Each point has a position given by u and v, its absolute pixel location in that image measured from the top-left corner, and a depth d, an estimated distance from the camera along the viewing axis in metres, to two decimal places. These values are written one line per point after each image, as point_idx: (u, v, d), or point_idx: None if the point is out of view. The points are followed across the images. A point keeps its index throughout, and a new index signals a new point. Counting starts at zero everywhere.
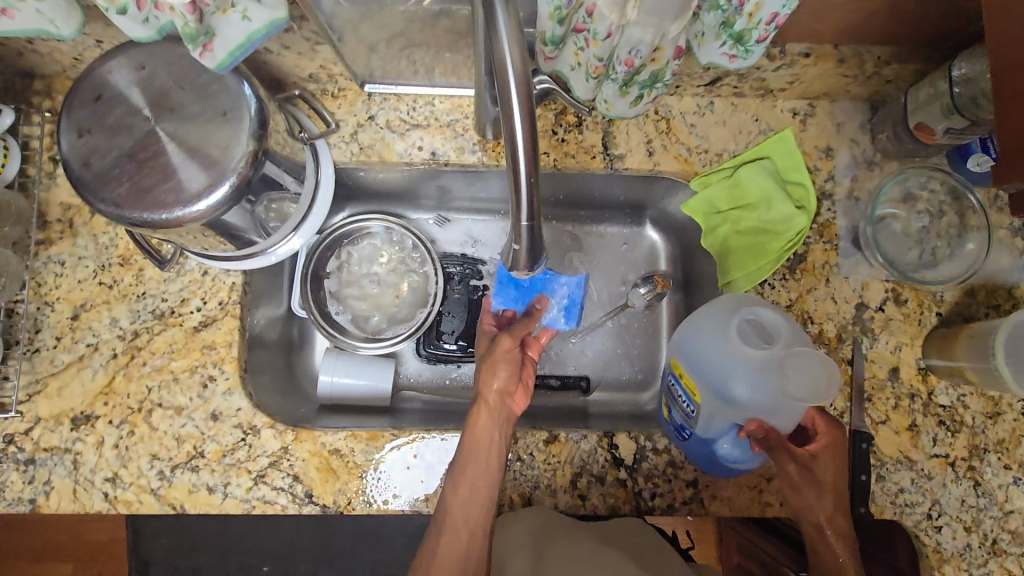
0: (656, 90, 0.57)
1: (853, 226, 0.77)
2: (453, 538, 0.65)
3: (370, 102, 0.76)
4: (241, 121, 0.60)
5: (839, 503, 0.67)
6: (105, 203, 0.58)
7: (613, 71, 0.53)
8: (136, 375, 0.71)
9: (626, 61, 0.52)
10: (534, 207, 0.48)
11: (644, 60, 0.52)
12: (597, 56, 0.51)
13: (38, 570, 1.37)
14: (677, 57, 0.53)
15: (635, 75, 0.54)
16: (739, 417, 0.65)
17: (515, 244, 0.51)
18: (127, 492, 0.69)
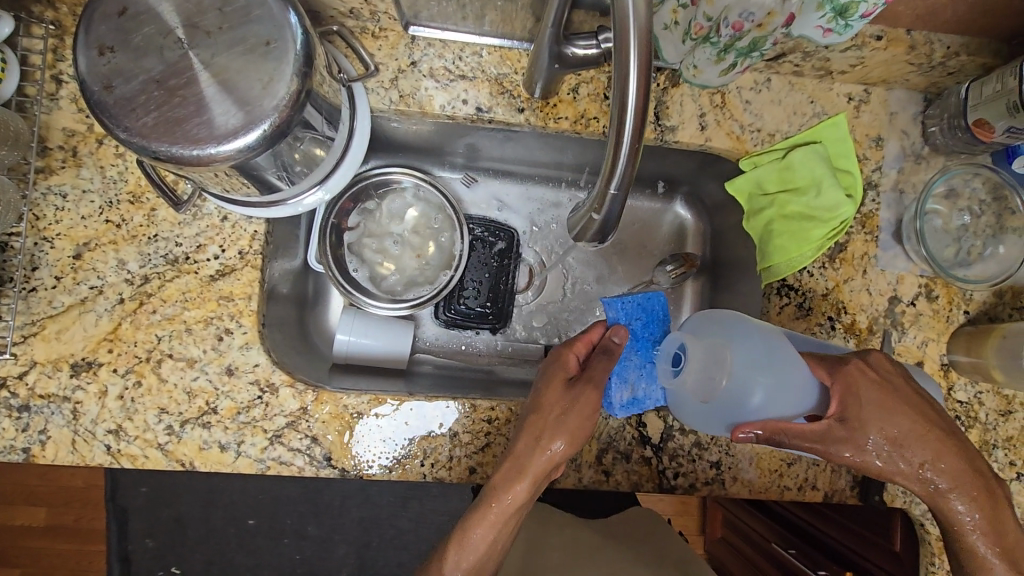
0: (750, 59, 0.58)
1: (895, 218, 0.75)
2: (508, 505, 0.61)
3: (412, 47, 0.71)
4: (287, 53, 0.54)
5: (932, 457, 0.56)
6: (129, 132, 0.52)
7: (717, 35, 0.55)
8: (144, 323, 0.66)
9: (735, 24, 0.53)
10: (627, 179, 0.44)
11: (751, 26, 0.53)
12: (708, 13, 0.54)
13: (4, 514, 1.31)
14: (785, 26, 0.53)
15: (737, 41, 0.55)
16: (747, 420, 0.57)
17: (595, 211, 0.48)
18: (132, 446, 0.65)
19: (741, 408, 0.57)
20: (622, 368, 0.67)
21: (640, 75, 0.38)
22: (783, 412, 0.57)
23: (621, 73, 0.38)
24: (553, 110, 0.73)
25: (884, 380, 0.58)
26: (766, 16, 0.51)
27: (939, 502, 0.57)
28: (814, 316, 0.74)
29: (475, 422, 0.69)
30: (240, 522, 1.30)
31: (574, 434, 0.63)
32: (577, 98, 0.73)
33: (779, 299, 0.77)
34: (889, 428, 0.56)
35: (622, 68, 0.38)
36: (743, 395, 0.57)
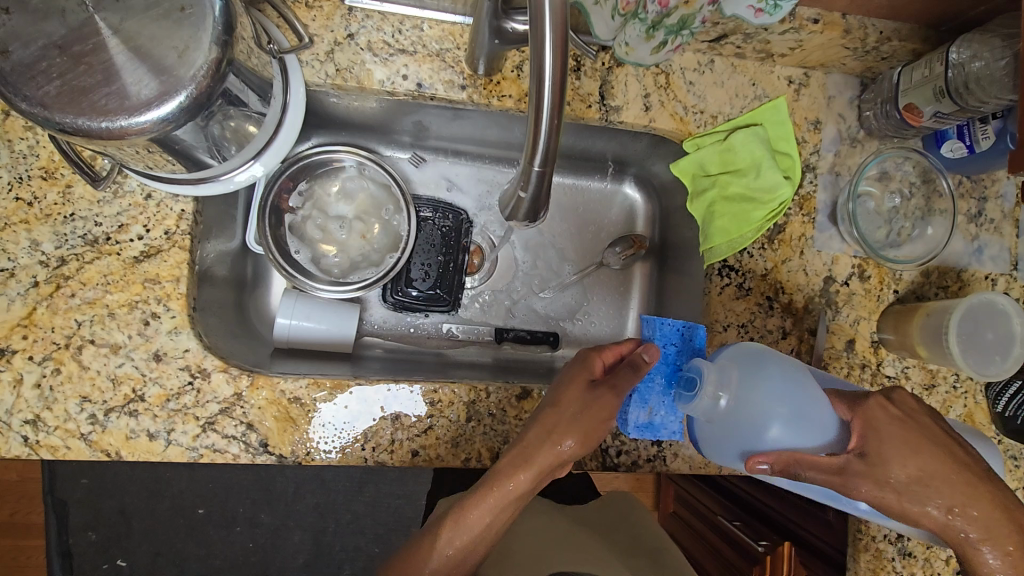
0: (681, 37, 0.59)
1: (831, 200, 0.77)
2: (504, 494, 0.61)
3: (349, 19, 0.69)
4: (204, 21, 0.51)
5: (958, 497, 0.54)
6: (29, 103, 0.48)
7: (645, 11, 0.55)
8: (63, 308, 0.62)
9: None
10: (552, 155, 0.43)
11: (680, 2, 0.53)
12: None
13: None
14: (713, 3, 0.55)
15: (666, 18, 0.55)
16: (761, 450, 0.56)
17: (521, 191, 0.46)
18: (52, 437, 0.61)
19: (758, 438, 0.56)
20: (647, 389, 0.65)
21: (558, 52, 0.38)
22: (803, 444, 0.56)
23: (540, 48, 0.38)
24: (497, 87, 0.71)
25: (907, 416, 0.57)
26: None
27: (966, 548, 0.54)
28: (753, 296, 0.75)
29: (418, 406, 0.68)
30: (190, 512, 1.27)
31: (586, 437, 0.62)
32: (522, 75, 0.72)
33: (720, 279, 0.76)
34: (912, 465, 0.54)
35: (541, 44, 0.38)
36: (757, 424, 0.56)
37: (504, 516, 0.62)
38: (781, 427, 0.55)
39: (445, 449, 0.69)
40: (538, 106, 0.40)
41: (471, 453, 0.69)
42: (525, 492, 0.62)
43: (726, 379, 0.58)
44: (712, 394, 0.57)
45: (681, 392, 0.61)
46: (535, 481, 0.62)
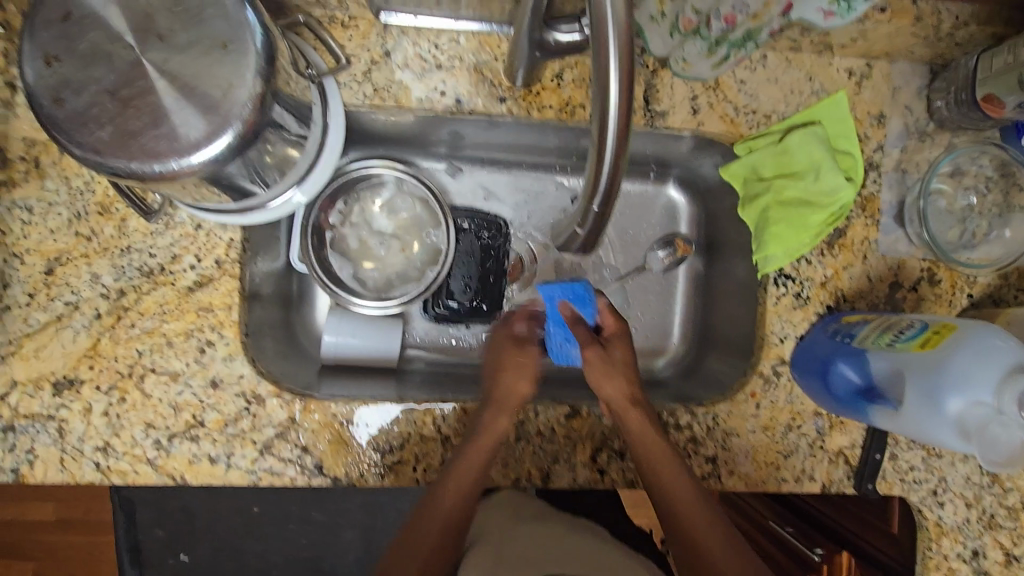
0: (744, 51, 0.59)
1: (898, 200, 0.72)
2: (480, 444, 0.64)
3: (386, 36, 0.67)
4: (246, 56, 0.50)
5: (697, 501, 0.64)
6: (83, 148, 0.48)
7: (706, 28, 0.56)
8: (124, 338, 0.65)
9: (726, 16, 0.54)
10: (611, 194, 0.41)
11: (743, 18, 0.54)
12: (696, 7, 0.56)
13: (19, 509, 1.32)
14: (782, 15, 0.54)
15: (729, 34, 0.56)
16: (927, 392, 0.55)
17: (578, 227, 0.45)
18: (121, 462, 0.64)
19: (942, 396, 0.54)
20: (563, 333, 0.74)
21: (623, 76, 0.36)
22: (928, 425, 0.56)
23: (602, 73, 0.36)
24: (537, 98, 0.70)
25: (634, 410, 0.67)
26: (762, 7, 0.52)
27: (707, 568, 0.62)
28: (812, 306, 0.72)
29: (466, 426, 0.68)
30: (246, 510, 1.30)
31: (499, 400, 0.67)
32: (562, 84, 0.70)
33: (776, 289, 0.72)
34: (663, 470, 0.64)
35: (603, 69, 0.36)
36: (963, 406, 0.53)
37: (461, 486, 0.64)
38: (945, 419, 0.54)
39: (495, 469, 0.68)
40: (601, 134, 0.38)
41: (521, 473, 0.69)
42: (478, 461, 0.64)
43: (986, 435, 0.52)
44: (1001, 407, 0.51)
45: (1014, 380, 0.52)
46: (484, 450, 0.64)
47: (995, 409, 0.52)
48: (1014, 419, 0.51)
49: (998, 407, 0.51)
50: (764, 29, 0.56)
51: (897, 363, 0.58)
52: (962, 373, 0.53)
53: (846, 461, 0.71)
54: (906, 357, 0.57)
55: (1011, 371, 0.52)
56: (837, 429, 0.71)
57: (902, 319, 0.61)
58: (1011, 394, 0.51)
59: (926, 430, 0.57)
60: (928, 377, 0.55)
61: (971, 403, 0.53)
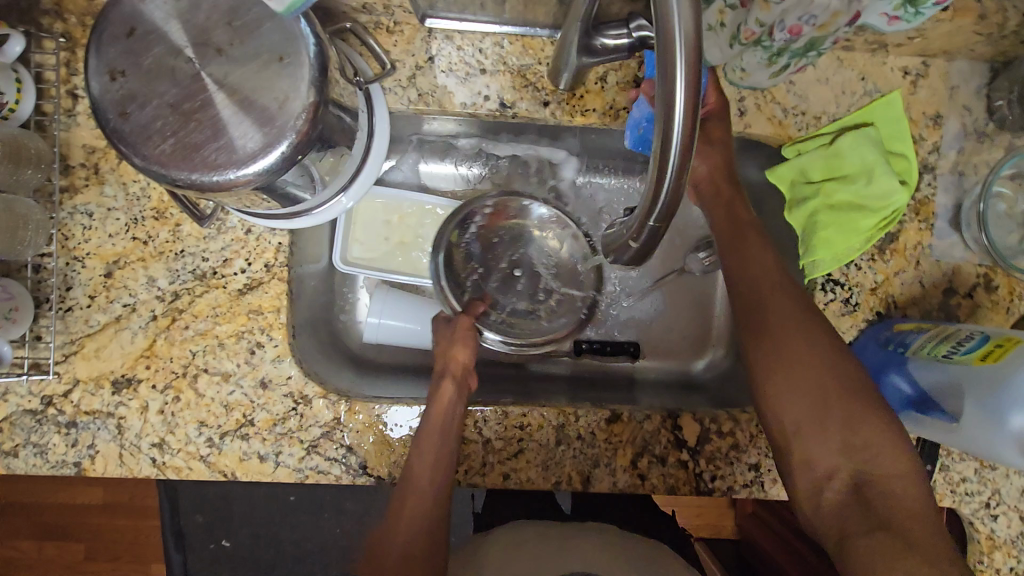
0: (806, 58, 0.58)
1: (953, 204, 0.70)
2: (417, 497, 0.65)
3: (430, 41, 0.68)
4: (302, 69, 0.51)
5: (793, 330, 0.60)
6: (146, 160, 0.50)
7: (770, 39, 0.55)
8: (178, 339, 0.67)
9: (792, 27, 0.52)
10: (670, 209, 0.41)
11: (812, 27, 0.52)
12: (759, 20, 0.53)
13: None
14: (849, 24, 0.52)
15: (793, 44, 0.55)
16: (988, 407, 0.53)
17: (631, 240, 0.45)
18: (176, 458, 0.67)
19: (1005, 411, 0.52)
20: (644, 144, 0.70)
21: (691, 90, 0.35)
22: (986, 438, 0.54)
23: (667, 86, 0.35)
24: (580, 101, 0.69)
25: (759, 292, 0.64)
26: (830, 17, 0.51)
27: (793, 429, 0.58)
28: (861, 312, 0.70)
29: (507, 429, 0.69)
30: (282, 499, 1.27)
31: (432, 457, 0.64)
32: (606, 87, 0.69)
33: (823, 295, 0.70)
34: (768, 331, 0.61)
35: (669, 80, 0.35)
36: None
37: (433, 520, 0.65)
38: (1006, 435, 0.52)
39: (536, 472, 0.69)
40: (663, 146, 0.37)
41: (561, 477, 0.69)
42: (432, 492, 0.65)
43: None
44: None
45: None
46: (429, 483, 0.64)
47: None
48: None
49: None
50: (827, 38, 0.55)
51: (953, 377, 0.57)
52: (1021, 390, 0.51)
53: None
54: (963, 370, 0.56)
55: None
56: None
57: (958, 329, 0.60)
58: None
59: (980, 444, 0.55)
60: (990, 393, 0.53)
61: None
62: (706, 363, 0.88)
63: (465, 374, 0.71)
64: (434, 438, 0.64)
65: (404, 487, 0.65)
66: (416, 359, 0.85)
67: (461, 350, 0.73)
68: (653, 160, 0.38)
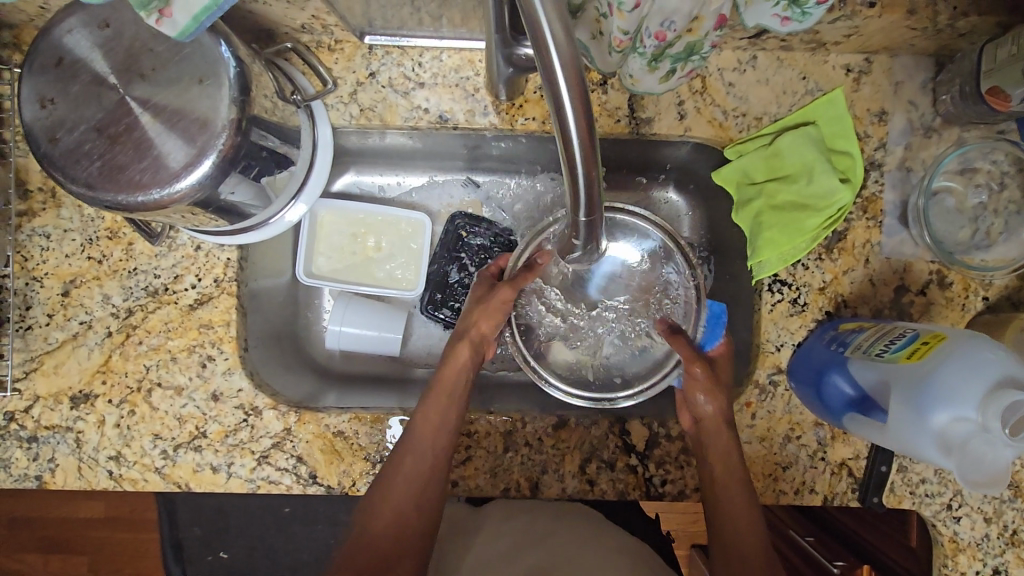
0: (691, 63, 0.50)
1: (901, 199, 0.69)
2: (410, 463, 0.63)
3: (370, 57, 0.70)
4: (221, 88, 0.53)
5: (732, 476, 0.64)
6: (77, 183, 0.52)
7: (641, 45, 0.47)
8: (133, 354, 0.69)
9: (658, 33, 0.45)
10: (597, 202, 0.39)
11: (678, 32, 0.45)
12: (622, 28, 0.45)
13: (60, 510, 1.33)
14: (719, 27, 0.46)
15: (667, 49, 0.47)
16: (913, 409, 0.52)
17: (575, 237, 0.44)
18: (132, 470, 0.68)
19: (926, 410, 0.51)
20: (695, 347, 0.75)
21: (577, 89, 0.32)
22: (912, 440, 0.53)
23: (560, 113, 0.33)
24: (520, 111, 0.71)
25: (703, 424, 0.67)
26: (692, 21, 0.45)
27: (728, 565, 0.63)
28: (810, 312, 0.69)
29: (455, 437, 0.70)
30: (276, 510, 1.28)
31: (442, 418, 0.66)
32: (544, 96, 0.71)
33: (771, 296, 0.69)
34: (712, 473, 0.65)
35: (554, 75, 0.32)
36: (948, 425, 0.50)
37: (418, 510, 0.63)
38: (930, 436, 0.51)
39: (484, 479, 0.69)
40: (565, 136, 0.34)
41: (509, 483, 0.69)
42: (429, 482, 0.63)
43: (969, 452, 0.49)
44: (983, 424, 0.49)
45: (1008, 395, 0.48)
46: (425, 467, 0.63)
47: (980, 427, 0.49)
48: (1001, 438, 0.48)
49: (986, 423, 0.48)
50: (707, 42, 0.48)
51: (884, 374, 0.55)
52: (959, 394, 0.50)
53: (850, 473, 0.68)
54: (888, 368, 0.55)
55: (997, 386, 0.49)
56: (840, 440, 0.68)
57: (898, 325, 0.59)
58: (994, 411, 0.48)
59: (911, 445, 0.54)
60: (913, 393, 0.52)
61: (955, 418, 0.50)
62: None
63: (480, 349, 0.72)
64: (442, 404, 0.66)
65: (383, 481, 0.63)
66: (382, 365, 0.87)
67: (482, 324, 0.72)
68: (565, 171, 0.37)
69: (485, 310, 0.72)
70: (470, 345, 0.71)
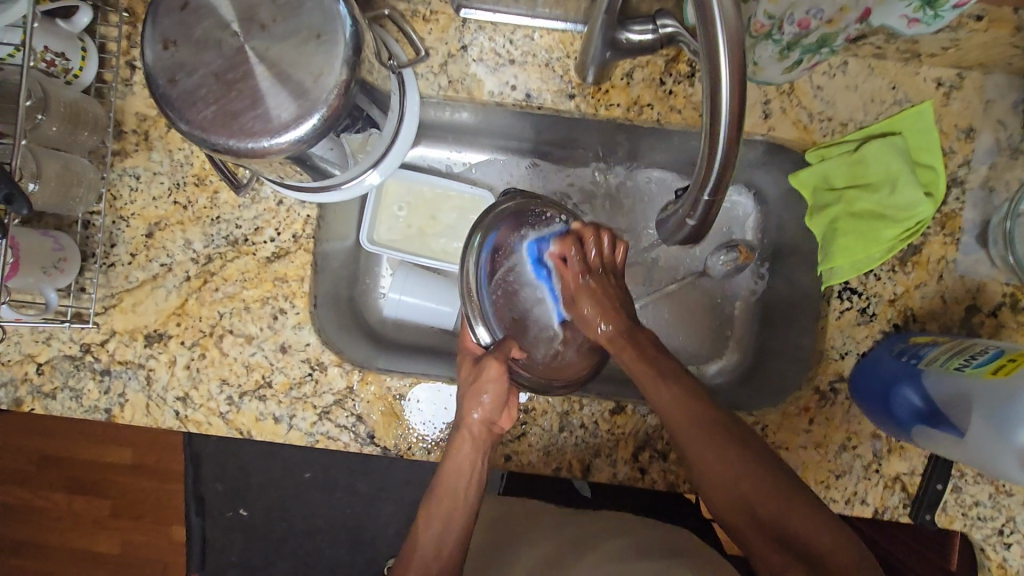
0: (817, 56, 0.62)
1: (981, 219, 0.69)
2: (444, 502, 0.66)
3: (463, 30, 0.71)
4: (337, 47, 0.54)
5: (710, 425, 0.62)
6: (190, 125, 0.54)
7: (780, 32, 0.60)
8: (208, 300, 0.71)
9: (801, 21, 0.57)
10: (722, 183, 0.43)
11: (821, 22, 0.57)
12: (770, 12, 0.59)
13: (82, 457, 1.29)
14: (858, 22, 0.57)
15: (805, 38, 0.59)
16: (993, 424, 0.54)
17: (688, 216, 0.47)
18: (197, 413, 0.70)
19: (1007, 425, 0.53)
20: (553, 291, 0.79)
21: (734, 64, 0.36)
22: (992, 455, 0.55)
23: (715, 96, 0.38)
24: (605, 96, 0.72)
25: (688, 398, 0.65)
26: (838, 12, 0.56)
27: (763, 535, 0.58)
28: (877, 323, 0.69)
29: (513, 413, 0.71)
30: (296, 475, 1.26)
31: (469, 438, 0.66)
32: (631, 83, 0.71)
33: (840, 303, 0.70)
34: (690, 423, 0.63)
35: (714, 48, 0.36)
36: None
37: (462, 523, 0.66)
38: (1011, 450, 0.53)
39: (537, 456, 0.70)
40: (714, 108, 0.38)
41: (561, 463, 0.70)
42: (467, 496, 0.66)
43: None
44: None
45: None
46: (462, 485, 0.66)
47: None
48: None
49: None
50: (840, 35, 0.59)
51: (964, 388, 0.56)
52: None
53: (903, 489, 0.68)
54: (966, 383, 0.56)
55: None
56: (896, 454, 0.68)
57: (974, 340, 0.60)
58: None
59: (987, 457, 0.55)
60: (994, 409, 0.54)
61: None
62: (719, 367, 0.84)
63: (484, 429, 0.66)
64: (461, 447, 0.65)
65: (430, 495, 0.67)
66: (431, 339, 0.87)
67: (479, 406, 0.65)
68: (704, 155, 0.41)
69: (480, 390, 0.65)
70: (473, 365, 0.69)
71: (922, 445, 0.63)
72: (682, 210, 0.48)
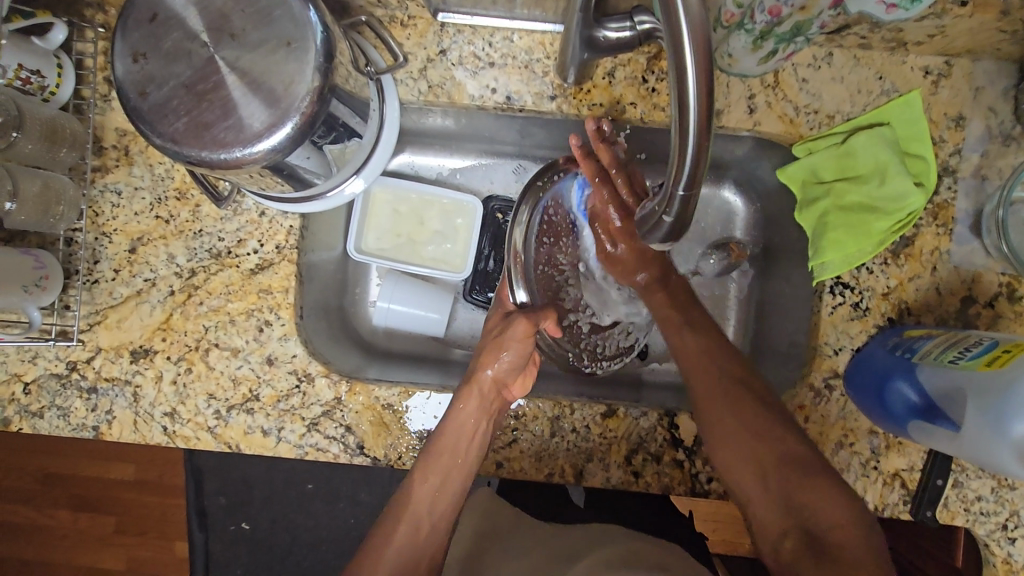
0: (795, 44, 0.62)
1: (974, 209, 0.67)
2: (449, 455, 0.66)
3: (442, 34, 0.70)
4: (308, 53, 0.53)
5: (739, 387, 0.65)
6: (163, 138, 0.53)
7: (751, 22, 0.59)
8: (193, 314, 0.70)
9: (772, 9, 0.56)
10: (696, 179, 0.41)
11: (792, 8, 0.56)
12: (739, 1, 0.58)
13: (83, 475, 1.28)
14: (832, 7, 0.56)
15: (777, 26, 0.58)
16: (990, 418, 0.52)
17: (664, 215, 0.45)
18: (185, 428, 0.70)
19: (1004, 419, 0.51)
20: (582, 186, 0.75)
21: (700, 55, 0.35)
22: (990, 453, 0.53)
23: (683, 92, 0.36)
24: (587, 96, 0.71)
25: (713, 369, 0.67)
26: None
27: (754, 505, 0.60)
28: (871, 317, 0.68)
29: (503, 421, 0.70)
30: (297, 486, 1.25)
31: (484, 395, 0.68)
32: (613, 82, 0.71)
33: (832, 298, 0.68)
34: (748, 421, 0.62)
35: (678, 40, 0.35)
36: None
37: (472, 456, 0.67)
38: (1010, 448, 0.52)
39: (529, 463, 0.69)
40: (681, 106, 0.37)
41: (554, 469, 0.69)
42: (477, 429, 0.67)
43: None
44: None
45: None
46: (466, 446, 0.67)
47: None
48: None
49: None
50: (813, 22, 0.58)
51: (959, 382, 0.55)
52: None
53: (903, 485, 0.66)
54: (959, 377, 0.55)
55: None
56: (895, 450, 0.67)
57: (971, 332, 0.59)
58: None
59: (984, 452, 0.54)
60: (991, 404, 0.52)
61: None
62: None
63: (493, 388, 0.68)
64: (475, 400, 0.67)
65: (438, 443, 0.66)
66: (422, 347, 0.86)
67: (495, 362, 0.69)
68: (674, 152, 0.40)
69: (502, 347, 0.69)
70: (481, 390, 0.68)
71: (919, 441, 0.62)
72: (657, 209, 0.46)
